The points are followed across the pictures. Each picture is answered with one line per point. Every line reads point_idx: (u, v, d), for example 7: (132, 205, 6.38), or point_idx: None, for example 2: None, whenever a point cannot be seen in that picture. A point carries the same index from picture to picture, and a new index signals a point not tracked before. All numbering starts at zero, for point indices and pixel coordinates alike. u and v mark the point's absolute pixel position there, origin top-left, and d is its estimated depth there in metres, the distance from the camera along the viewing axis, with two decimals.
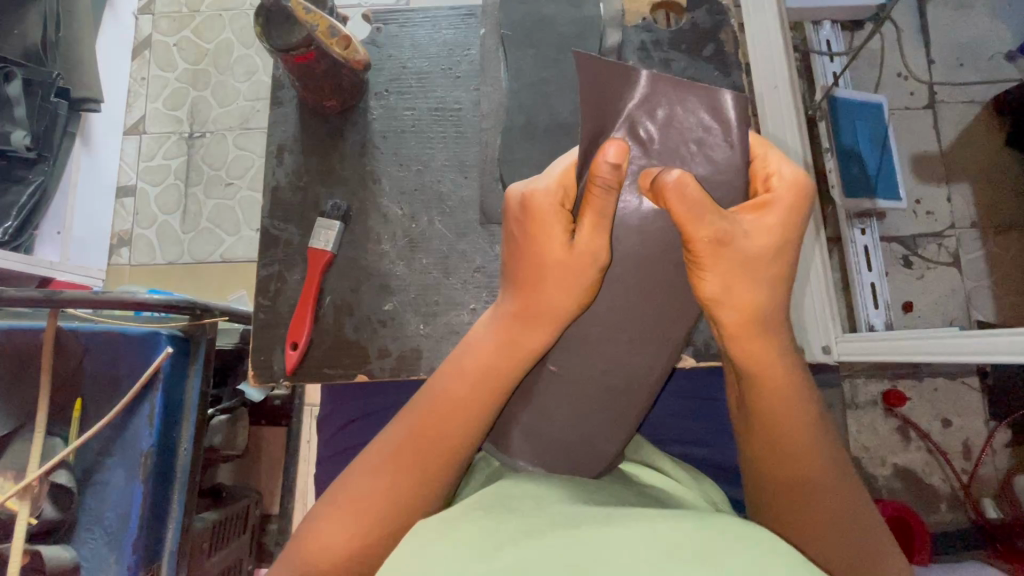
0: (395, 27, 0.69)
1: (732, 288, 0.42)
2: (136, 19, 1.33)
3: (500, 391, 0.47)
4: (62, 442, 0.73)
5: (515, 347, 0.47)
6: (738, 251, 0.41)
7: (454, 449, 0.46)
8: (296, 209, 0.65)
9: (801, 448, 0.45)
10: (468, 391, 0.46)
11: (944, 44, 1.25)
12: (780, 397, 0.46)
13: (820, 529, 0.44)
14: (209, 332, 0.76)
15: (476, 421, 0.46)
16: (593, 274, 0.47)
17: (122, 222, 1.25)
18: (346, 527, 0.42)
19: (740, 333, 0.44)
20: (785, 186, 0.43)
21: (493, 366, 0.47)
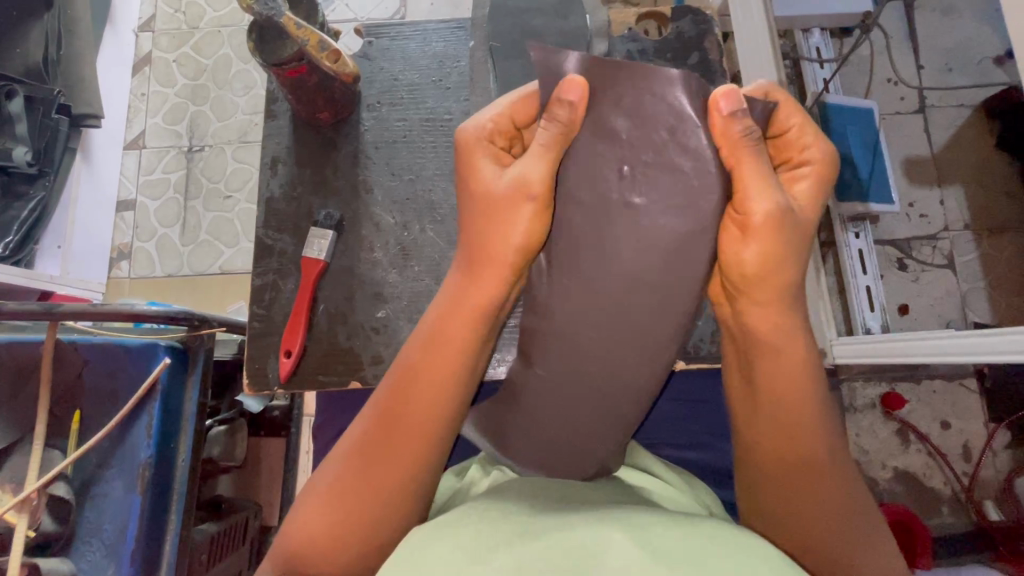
0: (387, 41, 0.70)
1: (770, 260, 0.43)
2: (136, 37, 1.36)
3: (460, 353, 0.48)
4: (60, 455, 0.74)
5: (467, 304, 0.47)
6: (793, 225, 0.43)
7: (410, 412, 0.47)
8: (291, 219, 0.66)
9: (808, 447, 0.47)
10: (419, 356, 0.47)
11: (932, 49, 1.27)
12: (790, 394, 0.46)
13: (830, 514, 0.47)
14: (207, 342, 0.76)
15: (433, 384, 0.47)
16: (529, 209, 0.45)
17: (122, 235, 1.26)
18: (321, 509, 0.46)
19: (766, 317, 0.45)
20: (819, 157, 0.46)
21: (449, 329, 0.48)
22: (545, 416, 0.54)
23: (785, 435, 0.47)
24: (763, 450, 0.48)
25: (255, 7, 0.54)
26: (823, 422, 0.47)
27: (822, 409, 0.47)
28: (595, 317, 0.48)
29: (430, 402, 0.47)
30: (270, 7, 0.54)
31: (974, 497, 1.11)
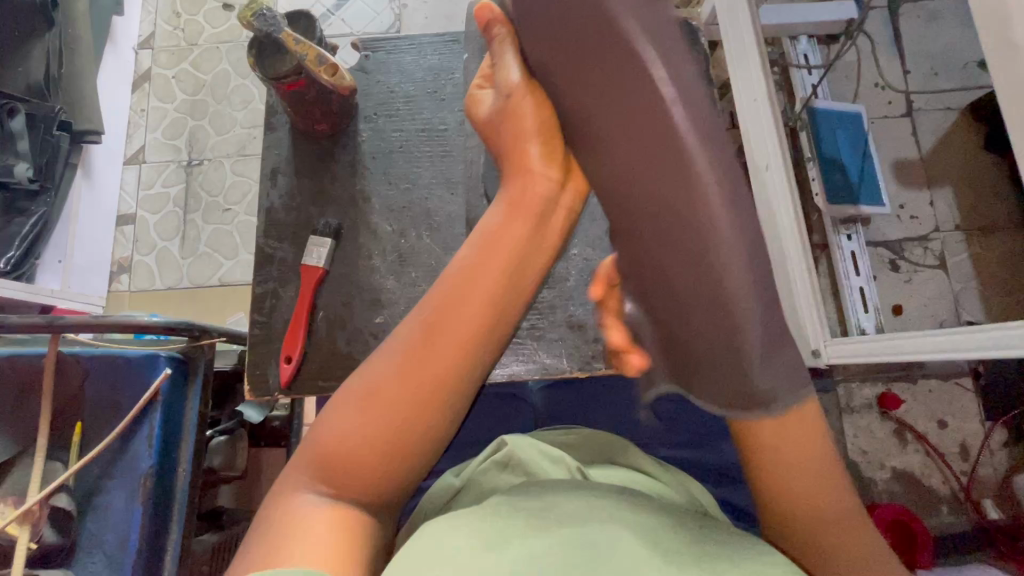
0: (383, 54, 0.72)
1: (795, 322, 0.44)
2: (136, 54, 1.38)
3: (514, 261, 0.48)
4: (62, 466, 0.74)
5: (520, 214, 0.49)
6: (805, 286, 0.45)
7: (450, 336, 0.46)
8: (289, 228, 0.68)
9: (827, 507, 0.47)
10: (472, 268, 0.48)
11: (918, 54, 1.30)
12: (806, 435, 0.46)
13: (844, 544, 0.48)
14: (208, 353, 0.77)
15: (477, 306, 0.47)
16: (527, 102, 0.52)
17: (122, 249, 1.28)
18: (357, 418, 0.45)
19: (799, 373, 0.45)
20: None
21: (506, 238, 0.49)
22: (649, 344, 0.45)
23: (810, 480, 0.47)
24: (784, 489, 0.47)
25: (255, 24, 0.57)
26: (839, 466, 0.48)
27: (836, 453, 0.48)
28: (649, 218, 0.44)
29: (473, 326, 0.47)
30: (270, 23, 0.57)
31: (973, 495, 1.12)
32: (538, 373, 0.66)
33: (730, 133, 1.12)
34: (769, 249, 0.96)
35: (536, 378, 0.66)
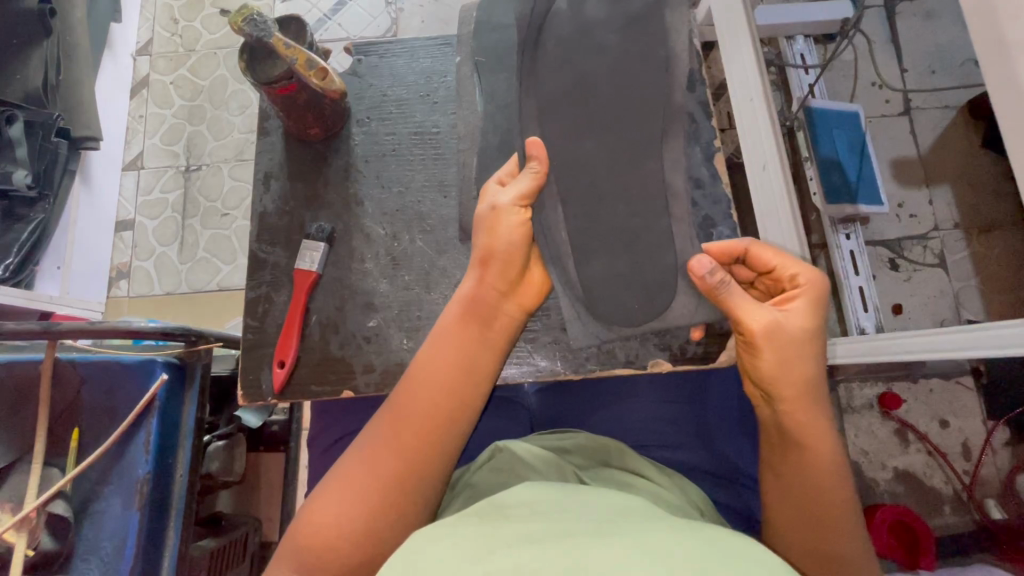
0: (375, 58, 0.72)
1: (786, 366, 0.49)
2: (134, 60, 1.38)
3: (462, 358, 0.54)
4: (59, 472, 0.74)
5: (467, 312, 0.55)
6: (789, 336, 0.49)
7: (417, 395, 0.53)
8: (283, 232, 0.68)
9: (842, 560, 0.50)
10: (425, 361, 0.54)
11: (915, 52, 1.29)
12: (803, 474, 0.50)
13: None
14: (204, 358, 0.79)
15: (446, 371, 0.54)
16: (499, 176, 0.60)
17: (120, 255, 1.29)
18: (345, 497, 0.49)
19: (797, 407, 0.50)
20: (809, 282, 0.52)
21: (453, 336, 0.55)
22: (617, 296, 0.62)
23: (812, 523, 0.50)
24: (791, 530, 0.51)
25: (246, 28, 0.56)
26: (845, 506, 0.50)
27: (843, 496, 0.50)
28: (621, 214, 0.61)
29: (437, 384, 0.53)
30: (261, 28, 0.56)
31: (976, 495, 1.11)
32: (532, 376, 0.66)
33: (725, 133, 1.12)
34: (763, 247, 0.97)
35: (529, 381, 0.66)
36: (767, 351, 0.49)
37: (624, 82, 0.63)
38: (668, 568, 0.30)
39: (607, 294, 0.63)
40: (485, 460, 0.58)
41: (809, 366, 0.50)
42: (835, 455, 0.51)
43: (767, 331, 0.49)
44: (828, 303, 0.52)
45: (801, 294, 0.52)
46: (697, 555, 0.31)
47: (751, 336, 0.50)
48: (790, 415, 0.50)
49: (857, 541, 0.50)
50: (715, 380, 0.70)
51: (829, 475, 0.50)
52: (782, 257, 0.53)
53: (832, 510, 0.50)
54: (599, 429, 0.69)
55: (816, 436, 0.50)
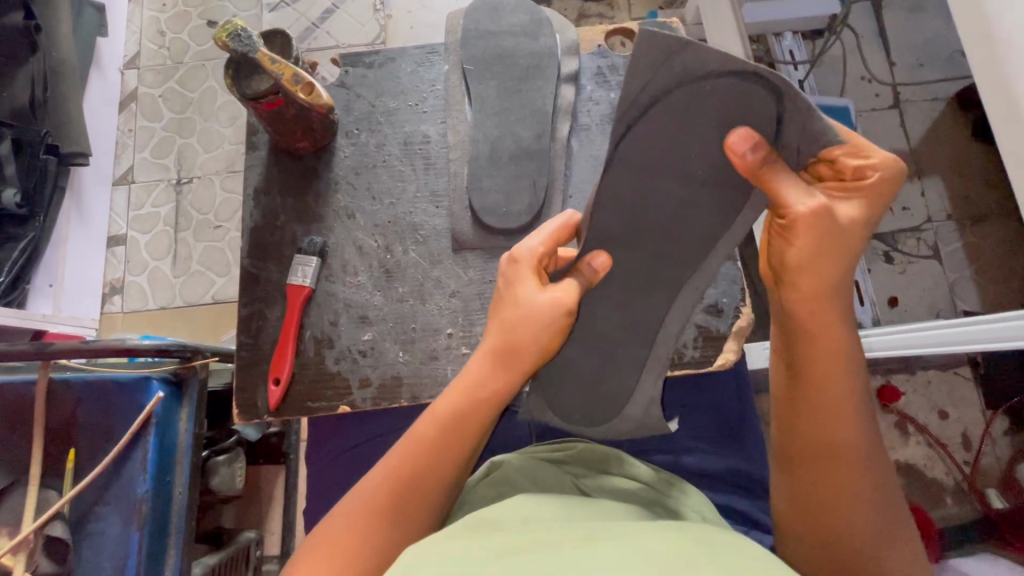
0: (363, 68, 0.71)
1: (818, 260, 0.42)
2: (122, 74, 1.37)
3: (476, 429, 0.51)
4: (56, 495, 0.73)
5: (486, 383, 0.52)
6: (834, 226, 0.42)
7: (441, 476, 0.50)
8: (274, 247, 0.67)
9: (836, 465, 0.48)
10: (440, 432, 0.50)
11: (903, 45, 1.30)
12: (829, 374, 0.46)
13: (852, 505, 0.48)
14: (201, 373, 0.78)
15: (466, 441, 0.51)
16: (535, 271, 0.53)
17: (113, 270, 1.27)
18: (323, 565, 0.45)
19: (812, 304, 0.44)
20: (881, 171, 0.41)
21: (472, 401, 0.51)
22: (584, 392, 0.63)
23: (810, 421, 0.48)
24: (797, 434, 0.49)
25: (231, 44, 0.55)
26: (856, 414, 0.47)
27: (856, 403, 0.47)
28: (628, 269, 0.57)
29: (457, 465, 0.51)
30: (246, 44, 0.56)
31: (977, 486, 1.11)
32: None
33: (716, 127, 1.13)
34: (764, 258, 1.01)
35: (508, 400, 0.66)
36: (796, 242, 0.42)
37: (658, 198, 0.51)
38: (649, 569, 0.30)
39: (582, 383, 0.63)
40: (484, 475, 0.57)
41: (845, 267, 0.43)
42: (853, 353, 0.46)
43: (808, 220, 0.41)
44: (892, 197, 0.42)
45: (862, 186, 0.42)
46: (688, 560, 0.32)
47: (788, 223, 0.42)
48: (801, 312, 0.45)
49: (867, 445, 0.48)
50: (713, 381, 0.70)
51: (834, 384, 0.46)
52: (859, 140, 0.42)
53: (831, 420, 0.47)
54: (600, 435, 0.68)
55: (830, 338, 0.45)
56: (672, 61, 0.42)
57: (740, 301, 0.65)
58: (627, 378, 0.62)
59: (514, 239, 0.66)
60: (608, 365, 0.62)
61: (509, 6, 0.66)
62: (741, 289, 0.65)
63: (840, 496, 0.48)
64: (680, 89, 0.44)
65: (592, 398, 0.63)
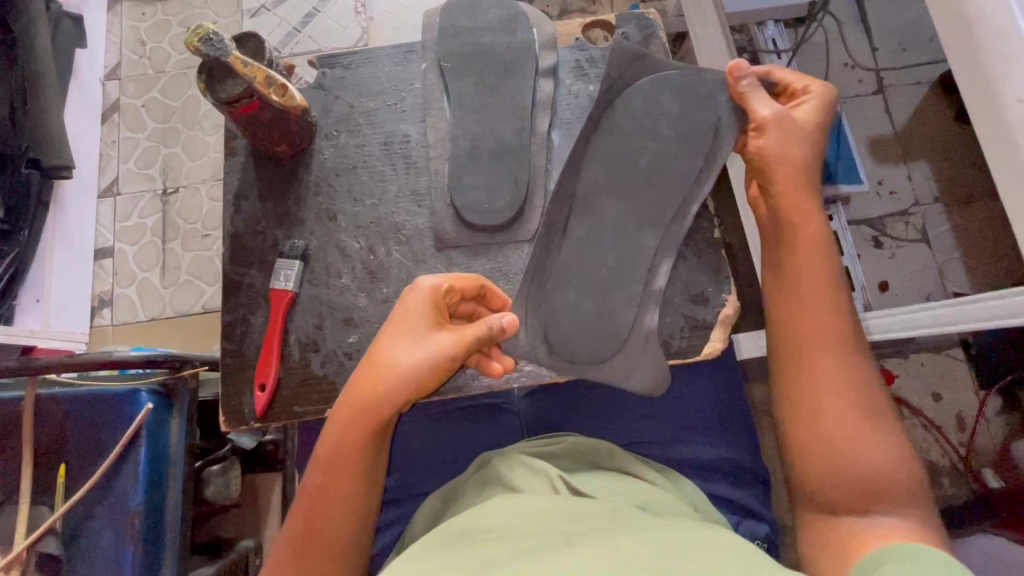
0: (341, 69, 0.71)
1: (786, 149, 0.58)
2: (103, 85, 1.36)
3: (359, 473, 0.52)
4: (48, 511, 0.72)
5: (356, 425, 0.51)
6: (795, 125, 0.58)
7: (333, 512, 0.51)
8: (257, 252, 0.67)
9: (823, 342, 0.55)
10: (324, 484, 0.51)
11: (885, 30, 1.30)
12: (808, 255, 0.57)
13: (843, 382, 0.53)
14: (191, 383, 0.77)
15: (350, 487, 0.52)
16: (418, 322, 0.54)
17: (101, 283, 1.26)
18: None
19: (789, 187, 0.58)
20: (821, 91, 0.59)
21: (346, 446, 0.51)
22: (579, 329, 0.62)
23: (797, 301, 0.57)
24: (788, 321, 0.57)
25: (203, 48, 0.55)
26: (837, 298, 0.56)
27: (834, 286, 0.56)
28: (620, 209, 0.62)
29: (350, 499, 0.52)
30: (218, 47, 0.55)
31: (973, 466, 1.11)
32: (519, 381, 0.63)
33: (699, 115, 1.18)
34: (753, 247, 1.01)
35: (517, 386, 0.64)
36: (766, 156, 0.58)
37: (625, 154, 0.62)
38: None
39: (580, 319, 0.62)
40: (473, 471, 0.57)
41: (809, 157, 0.58)
42: (825, 239, 0.58)
43: (773, 118, 0.57)
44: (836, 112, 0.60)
45: (812, 100, 0.59)
46: None
47: (760, 122, 0.58)
48: (781, 206, 0.58)
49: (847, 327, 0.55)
50: (702, 371, 0.70)
51: (815, 260, 0.57)
52: (796, 75, 0.61)
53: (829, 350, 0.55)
54: (589, 428, 0.68)
55: (807, 228, 0.57)
56: (637, 61, 0.62)
57: (726, 290, 0.64)
58: (627, 308, 0.62)
59: (497, 235, 0.66)
60: (605, 298, 0.62)
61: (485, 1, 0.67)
62: (727, 278, 0.65)
63: (832, 374, 0.54)
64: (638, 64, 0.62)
65: (588, 330, 0.62)
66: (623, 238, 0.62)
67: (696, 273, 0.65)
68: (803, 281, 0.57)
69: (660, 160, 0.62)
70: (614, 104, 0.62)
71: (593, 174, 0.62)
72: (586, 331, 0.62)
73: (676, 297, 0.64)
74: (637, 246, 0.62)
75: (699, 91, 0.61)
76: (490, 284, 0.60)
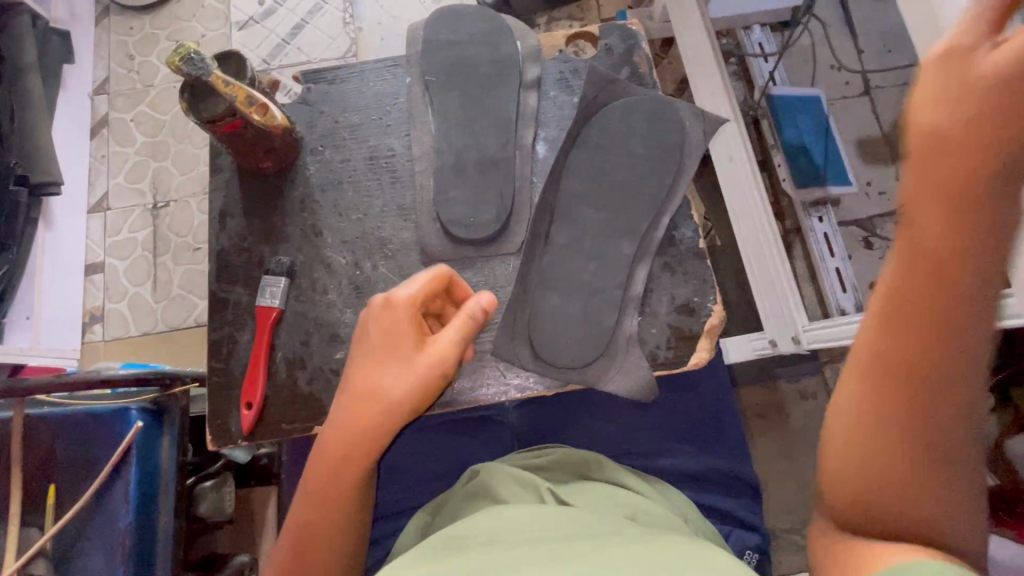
0: (326, 84, 0.71)
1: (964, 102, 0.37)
2: (92, 100, 1.35)
3: (351, 501, 0.52)
4: (37, 533, 0.71)
5: (348, 456, 0.51)
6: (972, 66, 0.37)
7: (323, 537, 0.52)
8: (244, 269, 0.67)
9: (898, 386, 0.38)
10: (315, 515, 0.52)
11: (870, 33, 1.31)
12: (927, 259, 0.37)
13: (898, 435, 0.38)
14: (182, 401, 0.78)
15: (341, 514, 0.52)
16: (401, 343, 0.53)
17: (92, 299, 1.25)
18: None
19: (943, 158, 0.37)
20: None
21: (337, 480, 0.52)
22: (564, 337, 0.61)
23: (886, 326, 0.39)
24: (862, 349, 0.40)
25: (184, 68, 0.54)
26: (957, 332, 0.36)
27: (958, 312, 0.36)
28: (601, 219, 0.63)
29: (341, 524, 0.52)
30: (199, 67, 0.55)
31: None
32: (506, 394, 0.63)
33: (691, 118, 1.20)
34: (743, 251, 1.02)
35: (504, 400, 0.63)
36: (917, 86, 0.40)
37: (601, 172, 0.63)
38: None
39: (566, 325, 0.61)
40: (462, 485, 0.57)
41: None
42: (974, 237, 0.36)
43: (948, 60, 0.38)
44: None
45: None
46: None
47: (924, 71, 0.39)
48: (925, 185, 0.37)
49: (956, 375, 0.37)
50: (692, 380, 0.69)
51: (937, 269, 0.36)
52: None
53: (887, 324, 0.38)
54: (580, 440, 0.68)
55: (940, 220, 0.37)
56: (607, 86, 0.64)
57: (712, 300, 0.64)
58: (611, 311, 0.61)
59: (483, 248, 0.65)
60: (591, 304, 0.61)
61: (468, 16, 0.67)
62: (712, 287, 0.65)
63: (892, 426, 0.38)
64: (604, 88, 0.64)
65: (573, 334, 0.61)
66: (599, 246, 0.62)
67: (682, 283, 0.65)
68: (912, 267, 0.38)
69: (637, 171, 0.63)
70: (591, 122, 0.64)
71: (576, 187, 0.63)
72: (573, 337, 0.61)
73: (662, 308, 0.64)
74: (622, 257, 0.62)
75: (667, 113, 0.64)
76: (458, 276, 0.58)
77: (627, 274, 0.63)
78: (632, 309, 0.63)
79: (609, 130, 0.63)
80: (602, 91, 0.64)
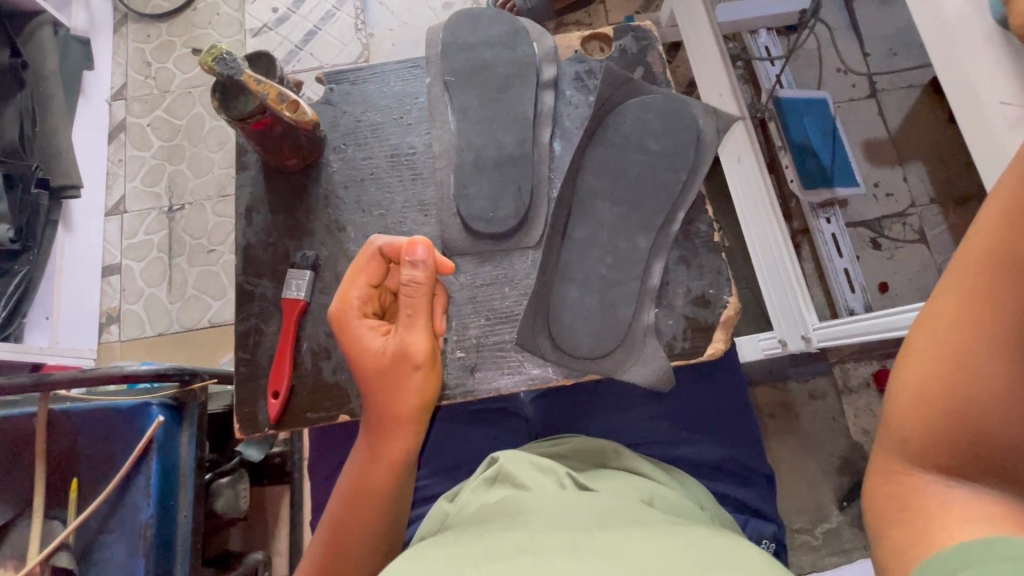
0: (348, 85, 0.73)
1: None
2: (110, 105, 1.38)
3: (377, 495, 0.57)
4: (61, 525, 0.72)
5: (374, 457, 0.57)
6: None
7: (358, 531, 0.57)
8: (269, 263, 0.68)
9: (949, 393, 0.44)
10: (348, 513, 0.57)
11: (876, 36, 1.33)
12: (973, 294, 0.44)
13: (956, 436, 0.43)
14: (201, 397, 0.79)
15: (368, 508, 0.57)
16: (373, 349, 0.57)
17: (109, 299, 1.28)
18: None
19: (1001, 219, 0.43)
20: None
21: (366, 480, 0.57)
22: (584, 327, 0.62)
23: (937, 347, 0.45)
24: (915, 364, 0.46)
25: (217, 68, 0.56)
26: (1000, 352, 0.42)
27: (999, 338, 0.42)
28: (619, 213, 0.64)
29: (374, 516, 0.57)
30: (231, 66, 0.56)
31: None
32: (525, 385, 0.64)
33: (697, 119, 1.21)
34: (753, 250, 1.03)
35: (524, 390, 0.64)
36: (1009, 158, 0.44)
37: (618, 168, 0.64)
38: None
39: (586, 317, 0.62)
40: (482, 473, 0.58)
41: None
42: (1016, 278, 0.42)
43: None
44: None
45: None
46: None
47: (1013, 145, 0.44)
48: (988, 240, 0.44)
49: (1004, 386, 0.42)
50: (706, 374, 0.70)
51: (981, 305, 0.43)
52: None
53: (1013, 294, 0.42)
54: (597, 431, 0.69)
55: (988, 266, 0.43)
56: (621, 85, 0.66)
57: (727, 292, 0.65)
58: (630, 303, 0.63)
59: (502, 243, 0.67)
60: (609, 297, 0.63)
61: (486, 19, 0.69)
62: (727, 280, 0.66)
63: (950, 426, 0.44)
64: (619, 86, 0.66)
65: (592, 326, 0.62)
66: (618, 238, 0.64)
67: (697, 276, 0.66)
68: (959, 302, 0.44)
69: (653, 167, 0.64)
70: (607, 120, 0.65)
71: (594, 182, 0.64)
72: (591, 329, 0.62)
73: (678, 300, 0.65)
74: (638, 251, 0.63)
75: (681, 111, 0.65)
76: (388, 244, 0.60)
77: (644, 266, 0.64)
78: (650, 302, 0.64)
79: (626, 127, 0.65)
80: (618, 90, 0.66)
